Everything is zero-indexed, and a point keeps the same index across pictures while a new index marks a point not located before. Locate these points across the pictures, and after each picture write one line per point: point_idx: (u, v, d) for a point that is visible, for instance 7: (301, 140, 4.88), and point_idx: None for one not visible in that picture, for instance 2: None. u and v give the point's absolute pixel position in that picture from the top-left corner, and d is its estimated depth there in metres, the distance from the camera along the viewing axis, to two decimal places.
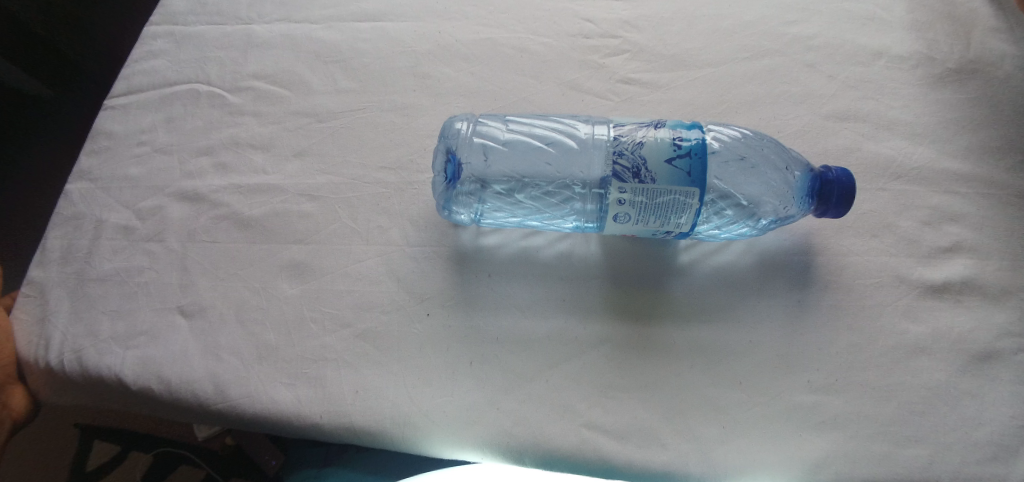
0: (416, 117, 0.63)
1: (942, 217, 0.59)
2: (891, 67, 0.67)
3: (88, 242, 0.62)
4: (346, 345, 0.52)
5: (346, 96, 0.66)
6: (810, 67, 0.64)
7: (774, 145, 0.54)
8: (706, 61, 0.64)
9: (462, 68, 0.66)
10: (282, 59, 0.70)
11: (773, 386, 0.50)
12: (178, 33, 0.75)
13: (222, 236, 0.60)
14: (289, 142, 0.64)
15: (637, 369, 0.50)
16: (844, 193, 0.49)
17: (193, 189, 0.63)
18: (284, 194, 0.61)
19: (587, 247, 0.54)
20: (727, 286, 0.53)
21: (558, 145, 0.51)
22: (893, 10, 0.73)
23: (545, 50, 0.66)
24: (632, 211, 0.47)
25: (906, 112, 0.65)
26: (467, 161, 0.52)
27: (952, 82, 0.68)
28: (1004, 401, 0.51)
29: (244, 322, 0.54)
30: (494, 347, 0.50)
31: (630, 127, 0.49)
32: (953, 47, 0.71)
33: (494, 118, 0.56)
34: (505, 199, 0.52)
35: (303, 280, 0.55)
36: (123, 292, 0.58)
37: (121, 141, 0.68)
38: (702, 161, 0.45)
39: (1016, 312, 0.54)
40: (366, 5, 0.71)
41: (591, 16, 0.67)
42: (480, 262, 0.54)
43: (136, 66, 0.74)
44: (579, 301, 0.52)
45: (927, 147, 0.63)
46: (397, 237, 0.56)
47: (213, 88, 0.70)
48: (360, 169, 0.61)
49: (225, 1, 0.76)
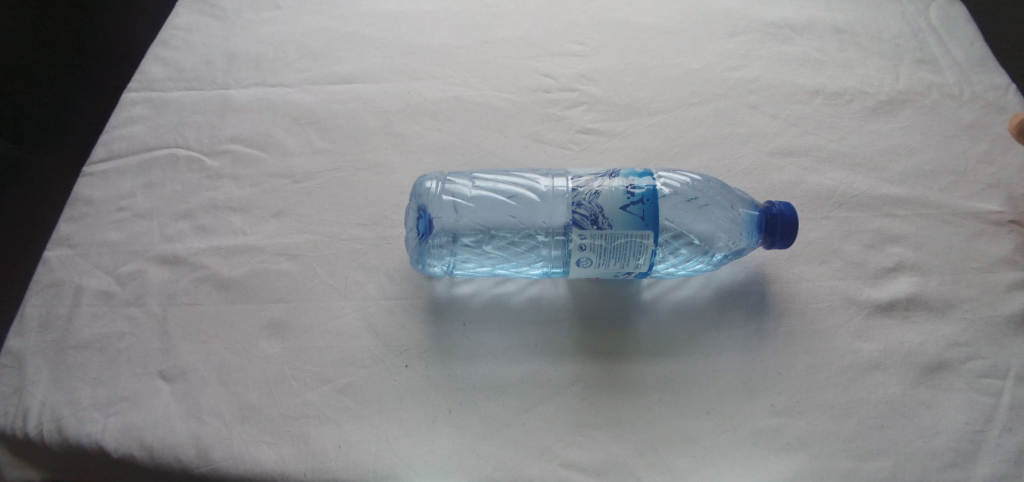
0: (388, 175, 0.69)
1: (884, 239, 0.64)
2: (827, 103, 0.74)
3: (66, 308, 0.62)
4: (328, 400, 0.53)
5: (321, 156, 0.71)
6: (753, 108, 0.72)
7: (720, 186, 0.59)
8: (659, 108, 0.72)
9: (429, 125, 0.73)
10: (259, 124, 0.75)
11: (739, 413, 0.52)
12: (157, 100, 0.79)
13: (202, 298, 0.61)
14: (268, 203, 0.68)
15: (609, 407, 0.52)
16: (788, 226, 0.53)
17: (173, 252, 0.65)
18: (263, 254, 0.63)
19: (555, 291, 0.58)
20: (688, 320, 0.57)
21: (521, 197, 0.55)
22: (828, 48, 0.80)
23: (507, 104, 0.74)
24: (593, 255, 0.50)
25: (844, 144, 0.70)
26: (437, 216, 0.55)
27: (885, 113, 0.74)
28: (957, 408, 0.53)
29: (226, 384, 0.55)
30: (472, 394, 0.53)
31: (587, 178, 0.52)
32: (884, 80, 0.77)
33: (461, 176, 0.61)
34: (474, 250, 0.55)
35: (284, 339, 0.57)
36: (104, 359, 0.58)
37: (101, 206, 0.69)
38: (654, 206, 0.49)
39: (959, 324, 0.58)
40: (337, 69, 0.80)
41: (549, 72, 0.77)
42: (455, 311, 0.58)
43: (115, 132, 0.76)
44: (550, 345, 0.55)
45: (866, 176, 0.68)
46: (375, 291, 0.59)
47: (192, 152, 0.73)
48: (337, 227, 0.65)
49: (203, 69, 0.82)
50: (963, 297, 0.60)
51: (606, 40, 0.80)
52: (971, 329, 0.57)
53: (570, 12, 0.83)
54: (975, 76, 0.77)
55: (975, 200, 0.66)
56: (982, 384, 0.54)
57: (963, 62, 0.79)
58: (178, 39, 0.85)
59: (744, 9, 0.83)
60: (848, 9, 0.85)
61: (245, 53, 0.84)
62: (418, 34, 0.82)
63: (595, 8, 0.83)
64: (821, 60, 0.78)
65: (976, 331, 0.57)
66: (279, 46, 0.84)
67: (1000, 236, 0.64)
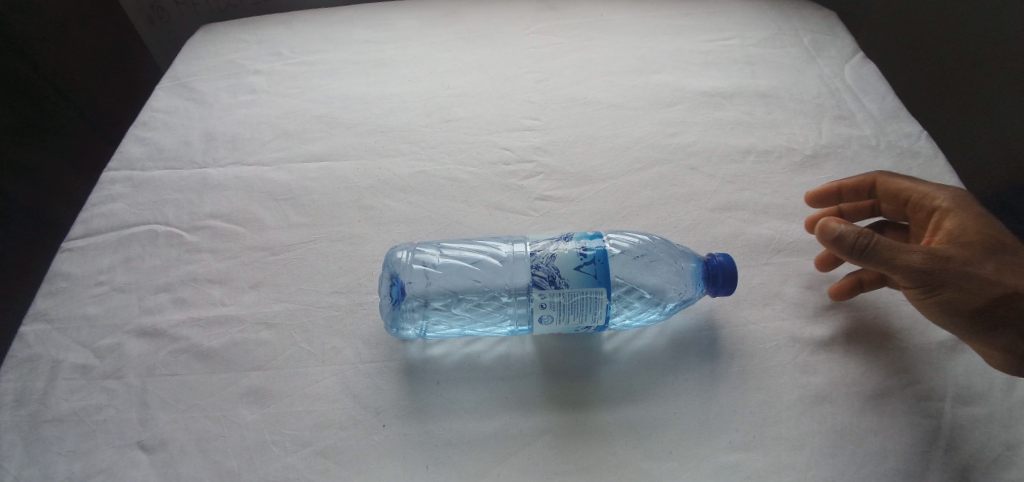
0: (362, 245, 0.73)
1: (821, 280, 0.69)
2: (758, 161, 0.83)
3: (42, 383, 0.61)
4: (307, 463, 0.55)
5: (297, 229, 0.76)
6: (694, 171, 0.82)
7: (664, 244, 0.68)
8: (607, 175, 0.81)
9: (400, 198, 0.79)
10: (237, 200, 0.80)
11: (699, 452, 0.55)
12: (136, 179, 0.83)
13: (181, 368, 0.62)
14: (245, 275, 0.71)
15: (577, 453, 0.55)
16: (727, 275, 0.60)
17: (153, 325, 0.66)
18: (242, 324, 0.66)
19: (522, 347, 0.63)
20: (647, 368, 0.61)
21: (485, 261, 0.63)
22: (756, 113, 0.90)
23: (470, 177, 0.82)
24: (553, 312, 0.56)
25: (776, 197, 0.78)
26: (409, 283, 0.62)
27: (812, 166, 0.82)
28: (900, 432, 0.56)
29: (206, 452, 0.56)
30: (448, 450, 0.55)
31: (544, 243, 0.59)
32: (809, 136, 0.86)
33: (431, 246, 0.68)
34: (444, 313, 0.61)
35: (263, 405, 0.59)
36: (81, 432, 0.58)
37: (79, 281, 0.71)
38: (605, 265, 0.55)
39: (897, 353, 0.62)
40: (313, 149, 0.87)
41: (508, 146, 0.86)
42: (426, 371, 0.61)
43: (95, 210, 0.79)
44: (519, 399, 0.59)
45: (799, 223, 0.75)
46: (351, 356, 0.62)
47: (172, 228, 0.77)
48: (313, 295, 0.68)
49: (183, 149, 0.88)
50: (896, 327, 0.64)
51: (556, 116, 0.91)
52: (907, 357, 0.61)
53: (523, 92, 0.95)
54: (888, 127, 0.87)
55: None
56: (924, 407, 0.57)
57: (877, 117, 0.88)
58: (158, 121, 0.92)
59: (679, 83, 0.96)
60: (770, 78, 0.96)
61: (223, 134, 0.90)
62: (388, 114, 0.92)
63: (544, 88, 0.96)
64: (750, 123, 0.89)
65: (912, 358, 0.61)
66: (256, 127, 0.91)
67: None
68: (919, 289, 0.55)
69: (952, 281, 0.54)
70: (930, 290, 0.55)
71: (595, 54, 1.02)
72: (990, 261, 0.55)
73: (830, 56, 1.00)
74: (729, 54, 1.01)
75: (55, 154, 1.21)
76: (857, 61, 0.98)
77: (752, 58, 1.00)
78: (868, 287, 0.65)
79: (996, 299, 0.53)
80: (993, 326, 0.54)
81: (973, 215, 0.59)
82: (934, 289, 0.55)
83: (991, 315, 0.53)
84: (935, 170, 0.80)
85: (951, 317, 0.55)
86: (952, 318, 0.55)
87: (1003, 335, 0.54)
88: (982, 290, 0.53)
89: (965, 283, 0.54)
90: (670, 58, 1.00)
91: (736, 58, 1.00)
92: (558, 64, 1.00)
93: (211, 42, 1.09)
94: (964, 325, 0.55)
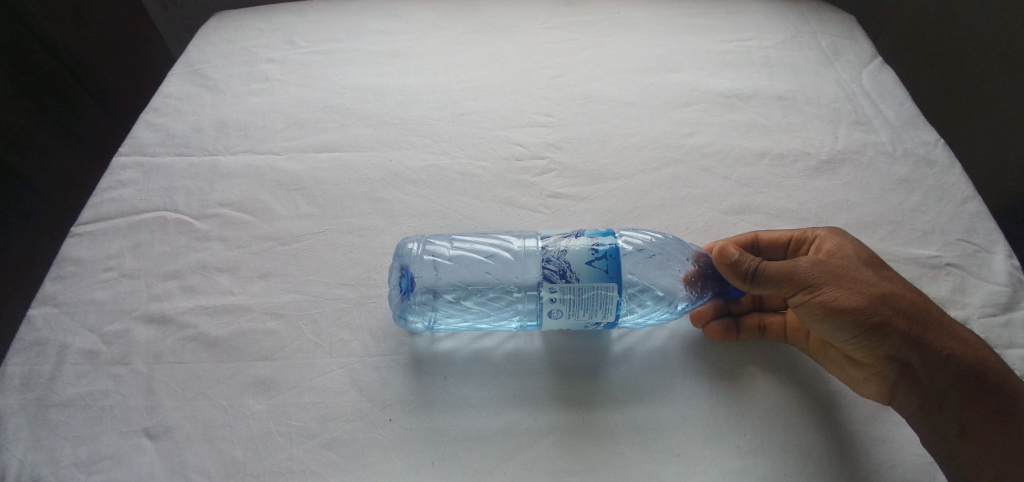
0: (372, 237, 0.73)
1: None
2: (773, 164, 0.82)
3: (49, 367, 0.61)
4: (312, 455, 0.55)
5: (307, 220, 0.75)
6: (707, 172, 0.81)
7: (677, 242, 0.68)
8: (619, 174, 0.81)
9: (411, 191, 0.79)
10: (247, 189, 0.80)
11: (706, 455, 0.54)
12: (147, 165, 0.83)
13: (188, 356, 0.62)
14: (255, 264, 0.71)
15: (583, 453, 0.55)
16: None
17: (160, 312, 0.66)
18: (250, 313, 0.66)
19: (530, 344, 0.62)
20: (657, 369, 0.61)
21: (497, 256, 0.63)
22: (772, 116, 0.89)
23: (482, 172, 0.81)
24: (563, 307, 0.55)
25: (790, 201, 0.77)
26: (420, 275, 0.62)
27: (828, 171, 0.81)
28: (910, 441, 0.55)
29: (211, 440, 0.56)
30: (454, 445, 0.55)
31: (556, 238, 0.58)
32: (824, 140, 0.85)
33: (442, 239, 0.69)
34: (455, 305, 0.61)
35: (269, 396, 0.59)
36: (87, 417, 0.58)
37: (88, 266, 0.71)
38: (617, 261, 0.54)
39: None
40: (325, 139, 0.86)
41: (520, 142, 0.85)
42: (435, 366, 0.61)
43: (104, 194, 0.78)
44: (527, 396, 0.58)
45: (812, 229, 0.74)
46: (359, 349, 0.62)
47: (181, 215, 0.76)
48: (322, 287, 0.68)
49: (194, 136, 0.87)
50: None
51: (570, 112, 0.90)
52: None
53: (538, 88, 0.94)
54: (906, 134, 0.86)
55: (914, 246, 0.72)
56: None
57: (894, 122, 0.87)
58: (169, 107, 0.92)
59: (695, 83, 0.95)
60: (787, 80, 0.95)
61: (235, 121, 0.90)
62: (399, 106, 0.91)
63: (558, 84, 0.95)
64: (766, 126, 0.88)
65: None
66: (268, 115, 0.91)
67: (938, 279, 0.68)
68: (802, 291, 0.55)
69: (832, 280, 0.54)
70: (811, 290, 0.54)
71: (611, 51, 1.01)
72: (866, 268, 0.56)
73: (848, 60, 0.98)
74: (746, 54, 1.00)
75: (66, 140, 1.19)
76: (875, 65, 0.97)
77: (769, 59, 0.99)
78: (742, 337, 0.63)
79: (879, 297, 0.53)
80: (878, 327, 0.52)
81: (851, 238, 0.63)
82: (815, 289, 0.54)
83: (876, 313, 0.53)
84: (950, 179, 0.79)
85: (838, 320, 0.54)
86: (840, 321, 0.54)
87: (890, 338, 0.53)
88: (863, 289, 0.53)
89: (845, 282, 0.54)
90: (687, 57, 0.99)
91: (754, 59, 0.99)
92: (573, 61, 0.99)
93: (225, 29, 1.09)
94: (852, 328, 0.53)
